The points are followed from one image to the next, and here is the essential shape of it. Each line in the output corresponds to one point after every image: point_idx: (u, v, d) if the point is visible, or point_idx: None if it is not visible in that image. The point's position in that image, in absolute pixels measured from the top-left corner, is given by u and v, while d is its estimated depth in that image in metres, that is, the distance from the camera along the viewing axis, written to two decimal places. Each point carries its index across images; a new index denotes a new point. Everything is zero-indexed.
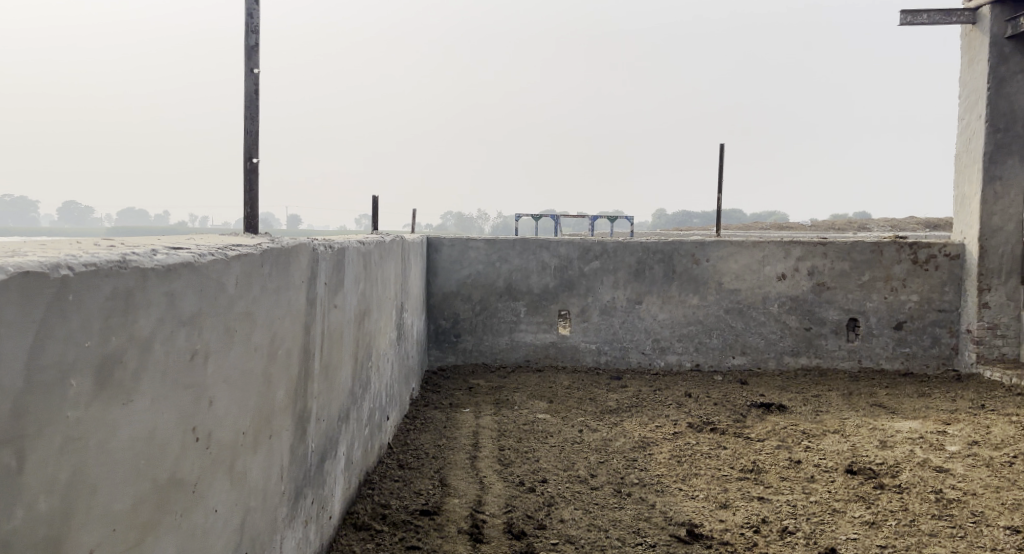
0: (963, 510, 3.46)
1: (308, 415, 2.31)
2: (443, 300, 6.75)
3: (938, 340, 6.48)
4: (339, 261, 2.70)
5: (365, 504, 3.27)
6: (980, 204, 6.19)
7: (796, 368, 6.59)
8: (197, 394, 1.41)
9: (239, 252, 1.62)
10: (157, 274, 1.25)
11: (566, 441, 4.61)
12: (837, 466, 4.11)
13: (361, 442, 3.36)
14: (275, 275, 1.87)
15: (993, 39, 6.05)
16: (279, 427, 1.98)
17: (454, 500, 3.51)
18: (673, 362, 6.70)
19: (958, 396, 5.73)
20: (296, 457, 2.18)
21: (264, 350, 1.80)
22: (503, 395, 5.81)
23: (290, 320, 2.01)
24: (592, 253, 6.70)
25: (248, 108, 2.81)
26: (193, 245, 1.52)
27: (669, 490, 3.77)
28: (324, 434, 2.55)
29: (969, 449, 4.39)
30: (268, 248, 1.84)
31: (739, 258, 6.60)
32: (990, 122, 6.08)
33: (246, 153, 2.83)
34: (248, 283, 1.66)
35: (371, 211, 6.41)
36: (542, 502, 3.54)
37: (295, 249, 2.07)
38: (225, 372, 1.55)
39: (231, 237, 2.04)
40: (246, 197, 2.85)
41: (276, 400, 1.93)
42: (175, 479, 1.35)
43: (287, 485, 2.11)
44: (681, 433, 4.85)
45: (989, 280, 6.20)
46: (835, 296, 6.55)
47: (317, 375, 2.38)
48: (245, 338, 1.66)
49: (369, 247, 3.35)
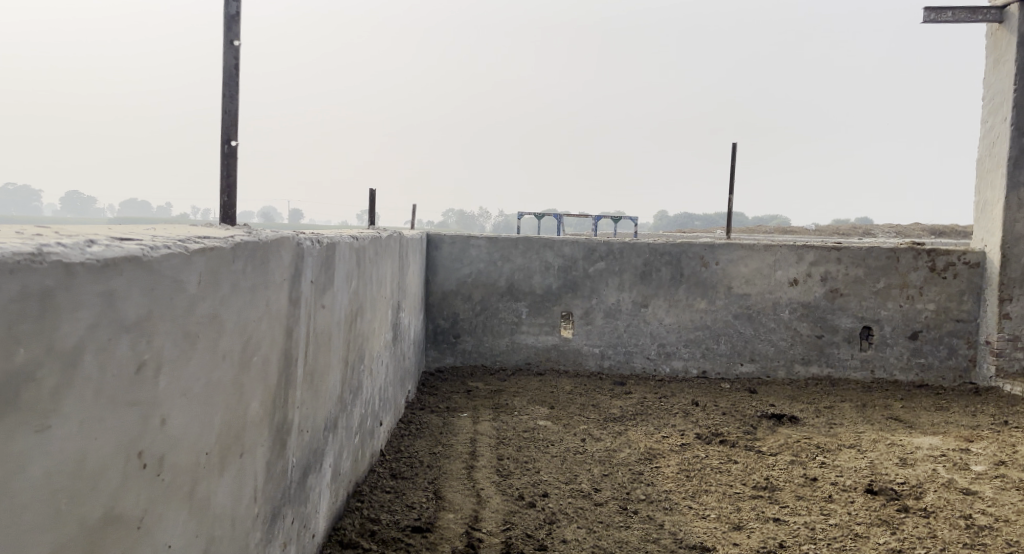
0: (996, 539, 3.23)
1: (289, 427, 2.06)
2: (442, 299, 6.52)
3: (955, 351, 6.25)
4: (329, 257, 2.46)
5: (353, 519, 3.03)
6: (1003, 211, 5.96)
7: (806, 377, 6.36)
8: (146, 412, 1.17)
9: (204, 245, 1.37)
10: (90, 270, 1.01)
11: (568, 451, 4.37)
12: (856, 485, 3.87)
13: (351, 450, 3.12)
14: (250, 272, 1.62)
15: (1021, 38, 5.81)
16: (254, 442, 1.73)
17: (448, 515, 3.27)
18: (679, 369, 6.47)
19: (977, 411, 5.50)
20: (273, 474, 1.93)
21: (234, 357, 1.55)
22: (503, 399, 5.58)
23: (267, 324, 1.77)
24: (598, 253, 6.47)
25: (228, 84, 2.57)
26: (146, 234, 1.28)
27: (679, 508, 3.54)
28: (308, 446, 2.30)
29: (995, 470, 4.17)
30: (242, 241, 1.60)
31: (750, 261, 6.36)
32: (1016, 125, 5.84)
33: (225, 135, 2.60)
34: (215, 280, 1.41)
35: (369, 205, 6.14)
36: (542, 520, 3.31)
37: (276, 242, 1.82)
38: (184, 384, 1.30)
39: (202, 227, 1.80)
40: (225, 185, 2.62)
41: (249, 413, 1.68)
42: (114, 514, 1.10)
43: (262, 507, 1.85)
44: (689, 445, 4.62)
45: (1011, 290, 5.96)
46: (848, 304, 6.31)
47: (300, 382, 2.13)
48: (211, 343, 1.41)
49: (364, 243, 3.11)
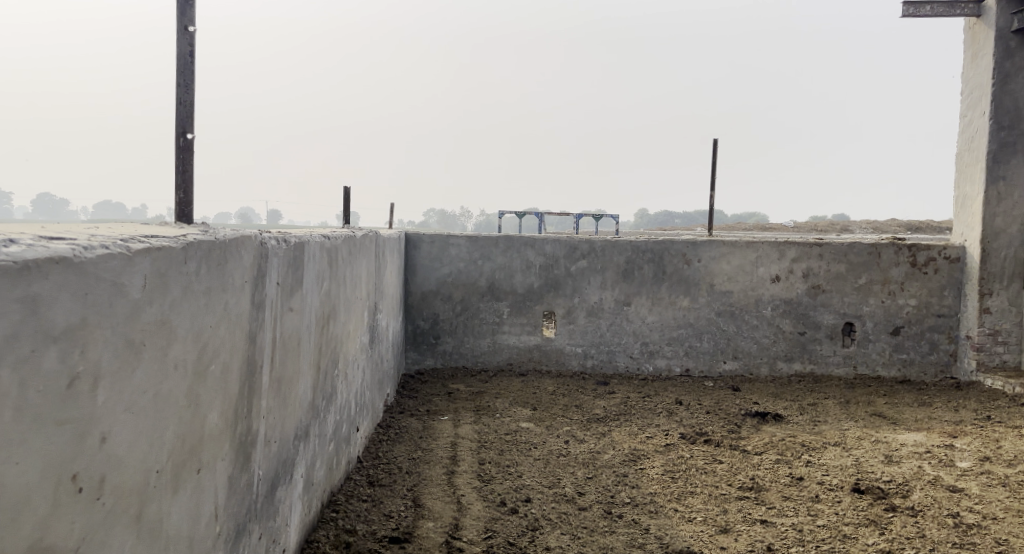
0: (986, 538, 3.18)
1: (253, 439, 1.94)
2: (421, 300, 6.40)
3: (936, 346, 6.23)
4: (298, 257, 2.35)
5: (327, 531, 2.92)
6: (982, 205, 5.95)
7: (789, 374, 6.31)
8: (81, 430, 1.05)
9: (151, 244, 1.26)
10: (5, 274, 0.92)
11: (551, 453, 4.29)
12: (843, 484, 3.81)
13: (325, 458, 3.00)
14: (206, 275, 1.51)
15: (998, 32, 5.79)
16: (213, 457, 1.61)
17: (428, 523, 3.17)
18: (662, 367, 6.40)
19: (960, 406, 5.48)
20: (236, 489, 1.81)
21: (188, 366, 1.44)
22: (484, 401, 5.48)
23: (226, 329, 1.65)
24: (579, 251, 6.38)
25: (183, 73, 2.49)
26: (83, 234, 1.17)
27: (664, 511, 3.46)
28: (275, 457, 2.18)
29: (980, 466, 4.13)
30: (198, 240, 1.49)
31: (731, 258, 6.30)
32: (995, 119, 5.83)
33: (181, 128, 2.50)
34: (163, 283, 1.30)
35: (345, 203, 5.99)
36: (524, 526, 3.21)
37: (236, 241, 1.70)
38: (128, 396, 1.18)
39: (156, 226, 1.69)
40: (179, 179, 2.53)
41: (207, 424, 1.57)
42: (42, 547, 0.99)
43: (225, 524, 1.73)
44: (674, 445, 4.54)
45: (991, 285, 5.95)
46: (830, 299, 6.27)
47: (265, 390, 2.02)
48: (159, 352, 1.29)
49: (336, 242, 3.00)
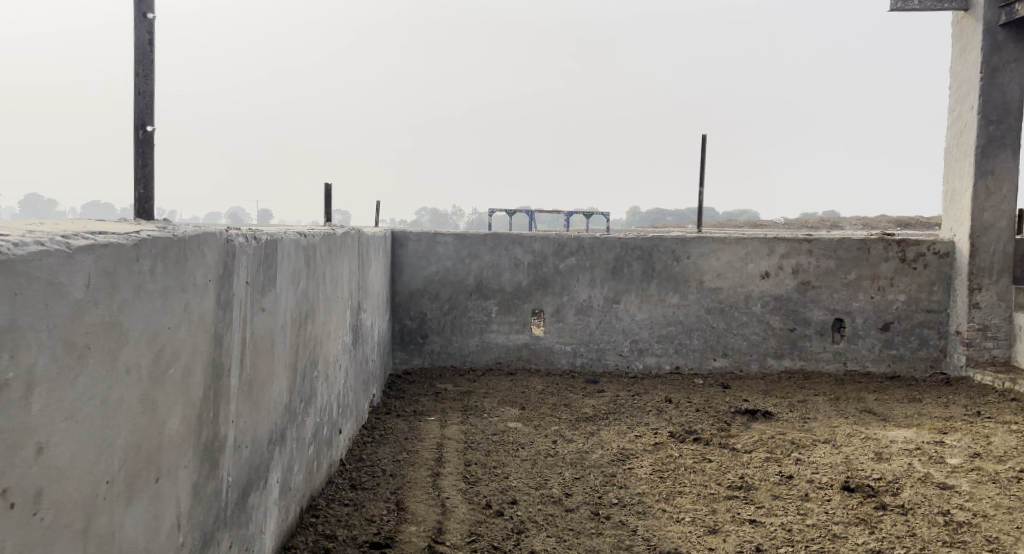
0: (976, 536, 3.13)
1: (221, 444, 1.87)
2: (408, 299, 6.32)
3: (926, 342, 6.21)
4: (271, 255, 2.28)
5: (306, 537, 2.85)
6: (971, 200, 5.92)
7: (779, 371, 6.27)
8: (12, 441, 1.01)
9: (97, 242, 1.20)
10: None
11: (539, 453, 4.23)
12: (832, 482, 3.76)
13: (304, 461, 2.93)
14: (163, 275, 1.44)
15: (986, 26, 5.76)
16: (175, 465, 1.55)
17: (411, 527, 3.11)
18: (652, 365, 6.35)
19: (950, 401, 5.45)
20: (202, 497, 1.74)
21: (143, 370, 1.37)
22: (472, 401, 5.41)
23: (187, 331, 1.58)
24: (568, 248, 6.32)
25: (141, 62, 2.43)
26: (19, 232, 1.12)
27: (651, 512, 3.40)
28: (247, 462, 2.11)
29: (971, 462, 4.10)
30: (153, 237, 1.42)
31: (721, 255, 6.25)
32: (983, 113, 5.80)
33: (140, 120, 2.47)
34: (111, 283, 1.23)
35: (329, 201, 5.90)
36: (509, 529, 3.15)
37: (197, 239, 1.63)
38: (70, 404, 1.12)
39: (114, 223, 1.62)
40: (140, 173, 2.49)
41: (167, 430, 1.50)
42: None
43: (189, 534, 1.67)
44: (663, 444, 4.49)
45: (980, 279, 5.93)
46: (820, 295, 6.23)
47: (235, 393, 1.95)
48: (108, 356, 1.23)
49: (314, 240, 2.93)
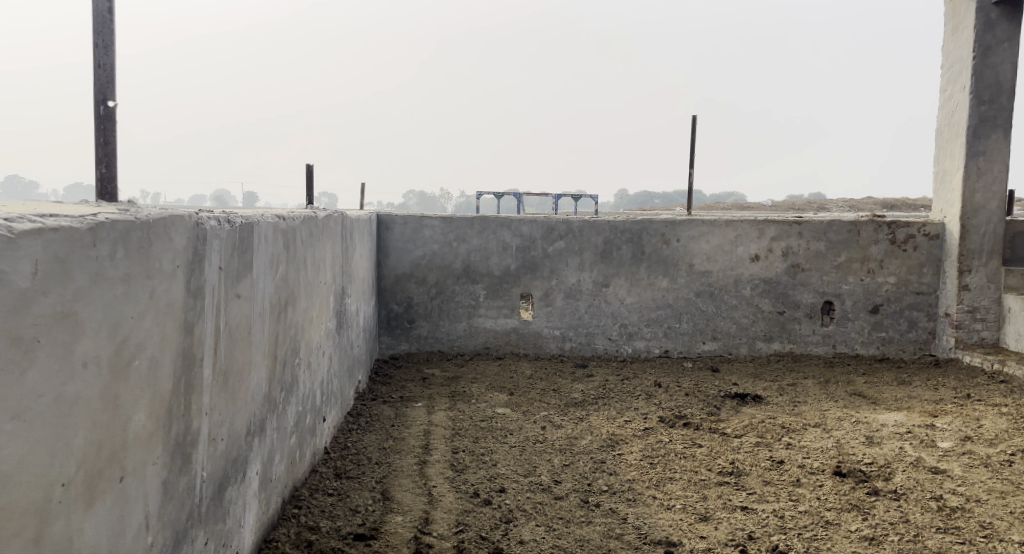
0: (970, 522, 3.09)
1: (194, 439, 1.79)
2: (394, 283, 6.22)
3: (916, 324, 6.18)
4: (246, 239, 2.18)
5: (288, 529, 2.78)
6: (962, 181, 5.87)
7: (768, 354, 6.23)
8: None
9: (46, 224, 1.11)
10: None
11: (528, 440, 4.16)
12: (824, 468, 3.72)
13: (285, 453, 2.85)
14: (125, 261, 1.35)
15: (980, 4, 5.68)
16: (142, 462, 1.47)
17: (396, 517, 3.04)
18: (641, 349, 6.29)
19: (940, 384, 5.42)
20: (174, 493, 1.66)
21: (103, 362, 1.27)
22: (459, 386, 5.34)
23: (154, 320, 1.49)
24: (556, 232, 6.23)
25: (100, 32, 2.30)
26: None
27: (642, 499, 3.35)
28: (223, 456, 2.03)
29: (962, 446, 4.06)
30: (114, 220, 1.33)
31: (710, 238, 6.19)
32: (975, 93, 5.74)
33: (100, 95, 2.34)
34: (65, 270, 1.14)
35: (312, 184, 5.77)
36: (497, 518, 3.09)
37: (163, 222, 1.53)
38: (16, 403, 1.04)
39: (74, 205, 1.53)
40: (102, 151, 2.38)
41: (133, 425, 1.41)
42: None
43: (160, 533, 1.59)
44: (653, 429, 4.44)
45: (970, 261, 5.90)
46: (810, 278, 6.18)
47: (209, 384, 1.86)
48: (62, 349, 1.13)
49: (293, 223, 2.83)
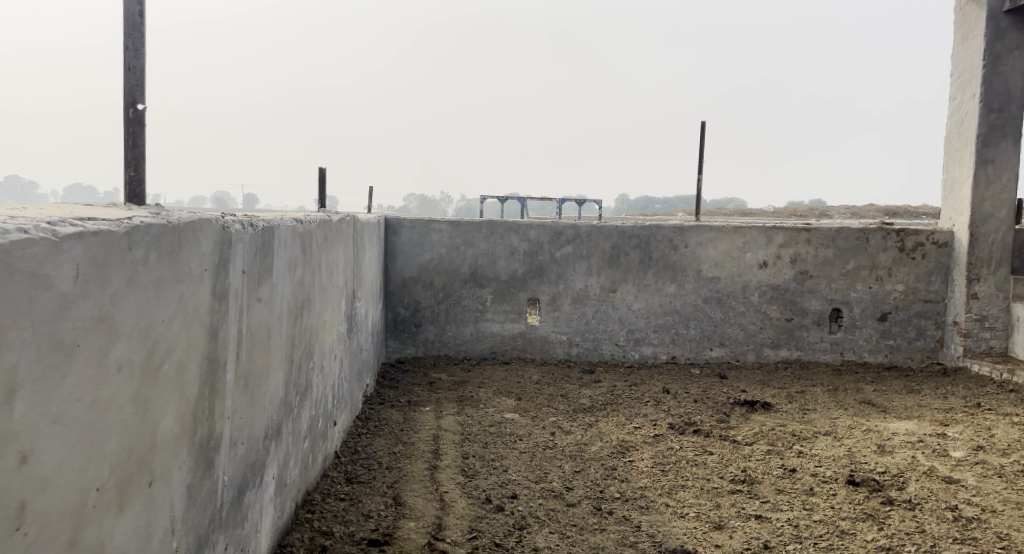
0: (986, 533, 3.07)
1: (217, 443, 1.77)
2: (402, 287, 6.21)
3: (924, 332, 6.16)
4: (267, 242, 2.17)
5: (302, 533, 2.76)
6: (971, 189, 5.86)
7: (776, 361, 6.21)
8: None
9: (87, 229, 1.10)
10: None
11: (538, 446, 4.15)
12: (837, 476, 3.70)
13: (298, 457, 2.83)
14: (158, 264, 1.34)
15: (990, 12, 5.67)
16: (169, 466, 1.45)
17: (409, 523, 3.02)
18: (649, 355, 6.27)
19: (949, 393, 5.40)
20: (197, 497, 1.65)
21: (136, 366, 1.26)
22: (467, 391, 5.32)
23: (182, 323, 1.48)
24: (564, 236, 6.22)
25: (130, 35, 2.30)
26: (0, 217, 1.02)
27: (655, 506, 3.33)
28: (243, 460, 2.01)
29: (974, 456, 4.05)
30: (148, 223, 1.32)
31: (718, 244, 6.17)
32: (984, 102, 5.73)
33: (130, 98, 2.35)
34: (104, 275, 1.13)
35: (321, 187, 5.76)
36: (510, 525, 3.07)
37: (192, 226, 1.52)
38: (55, 408, 1.02)
39: (104, 207, 1.52)
40: (131, 154, 2.39)
41: (161, 429, 1.40)
42: None
43: (184, 537, 1.57)
44: (662, 436, 4.42)
45: (978, 270, 5.88)
46: (818, 286, 6.17)
47: (230, 387, 1.85)
48: (98, 353, 1.12)
49: (311, 227, 2.82)
